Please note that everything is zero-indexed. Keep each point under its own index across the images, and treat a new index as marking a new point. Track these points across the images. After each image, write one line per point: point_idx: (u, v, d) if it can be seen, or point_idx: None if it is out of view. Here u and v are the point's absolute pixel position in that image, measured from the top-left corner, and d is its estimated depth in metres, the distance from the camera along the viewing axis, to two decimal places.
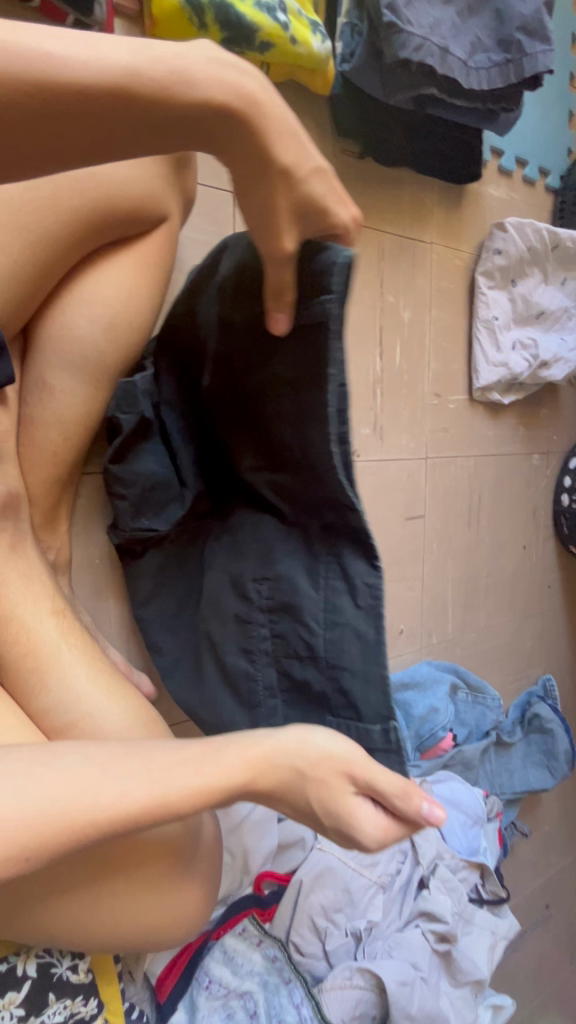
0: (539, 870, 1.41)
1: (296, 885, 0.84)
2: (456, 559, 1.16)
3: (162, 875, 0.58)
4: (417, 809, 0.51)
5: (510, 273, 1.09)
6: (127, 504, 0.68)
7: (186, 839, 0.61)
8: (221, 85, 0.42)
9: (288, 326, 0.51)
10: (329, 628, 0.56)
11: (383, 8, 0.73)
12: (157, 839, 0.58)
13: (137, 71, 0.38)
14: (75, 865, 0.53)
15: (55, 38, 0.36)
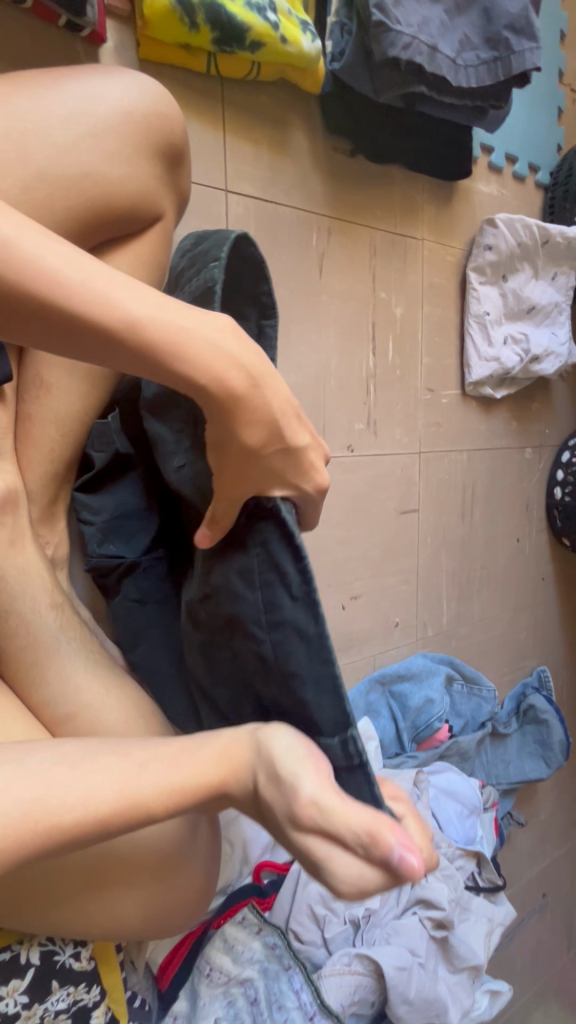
0: (535, 859, 1.43)
1: (295, 875, 0.85)
2: (450, 552, 1.17)
3: (162, 862, 0.59)
4: (386, 854, 0.42)
5: (501, 268, 1.10)
6: (93, 530, 0.70)
7: (185, 829, 0.62)
8: (210, 371, 0.43)
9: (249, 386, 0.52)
10: (266, 633, 0.49)
11: (372, 8, 0.74)
12: (157, 827, 0.59)
13: (137, 326, 0.41)
14: (78, 852, 0.54)
15: (76, 260, 0.40)
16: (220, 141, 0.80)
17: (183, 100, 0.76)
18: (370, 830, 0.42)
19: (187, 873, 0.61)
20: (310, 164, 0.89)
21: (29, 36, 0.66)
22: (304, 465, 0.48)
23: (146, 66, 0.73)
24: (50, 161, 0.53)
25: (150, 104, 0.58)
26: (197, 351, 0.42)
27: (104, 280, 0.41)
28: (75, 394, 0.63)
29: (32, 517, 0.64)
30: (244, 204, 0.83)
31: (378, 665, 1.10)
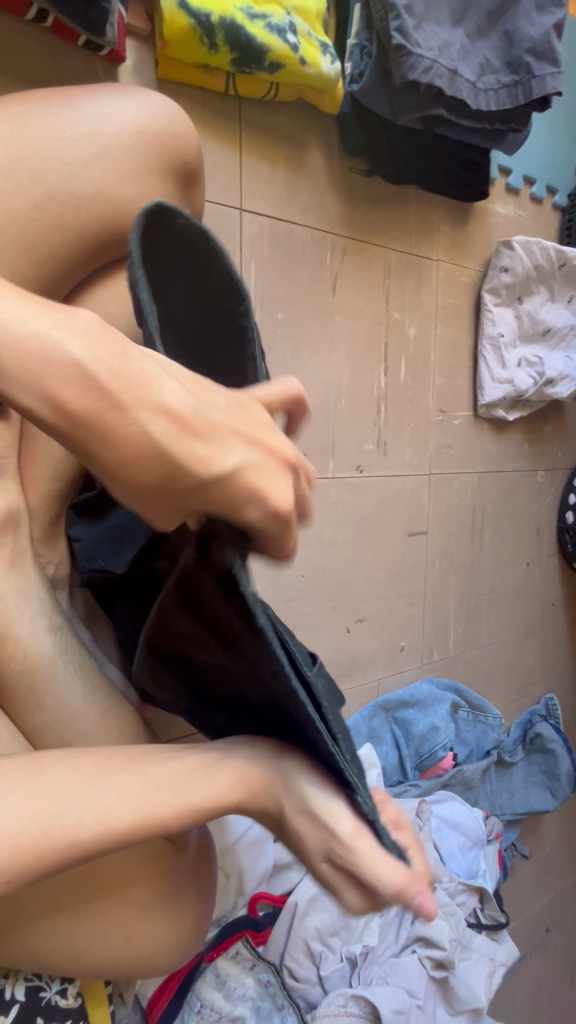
0: (539, 892, 1.39)
1: (291, 907, 0.83)
2: (458, 575, 1.15)
3: (153, 901, 0.57)
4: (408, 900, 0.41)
5: (516, 290, 1.09)
6: (83, 545, 0.67)
7: (182, 866, 0.61)
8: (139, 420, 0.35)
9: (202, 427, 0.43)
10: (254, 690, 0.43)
11: (392, 32, 0.73)
12: (150, 865, 0.57)
13: (57, 366, 0.34)
14: (68, 887, 0.53)
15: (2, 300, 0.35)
16: (236, 159, 0.80)
17: (200, 119, 0.76)
18: (395, 884, 0.41)
19: (182, 912, 0.60)
20: (326, 184, 0.88)
21: (47, 54, 0.66)
22: (272, 493, 0.40)
23: (164, 84, 0.73)
24: (63, 180, 0.53)
25: (165, 124, 0.58)
26: (122, 393, 0.35)
27: (27, 318, 0.35)
28: None
29: (33, 536, 0.62)
30: (258, 222, 0.82)
31: (382, 690, 1.08)
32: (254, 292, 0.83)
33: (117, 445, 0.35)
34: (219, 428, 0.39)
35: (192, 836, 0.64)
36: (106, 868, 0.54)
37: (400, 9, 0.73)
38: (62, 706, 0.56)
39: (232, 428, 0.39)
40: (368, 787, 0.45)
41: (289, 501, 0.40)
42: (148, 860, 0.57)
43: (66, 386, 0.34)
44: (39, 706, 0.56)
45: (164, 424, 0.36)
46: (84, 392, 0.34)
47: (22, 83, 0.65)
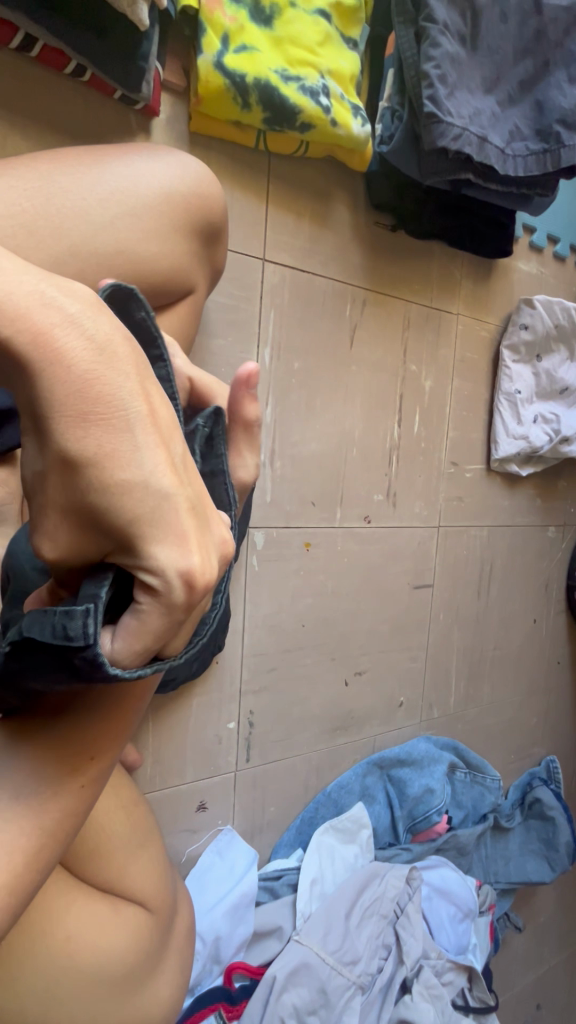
0: (531, 965, 1.32)
1: (268, 981, 0.79)
2: (462, 629, 1.12)
3: (127, 978, 0.54)
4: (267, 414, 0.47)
5: (535, 348, 1.09)
6: None
7: (156, 934, 0.59)
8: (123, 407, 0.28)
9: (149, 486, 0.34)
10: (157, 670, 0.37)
11: (424, 99, 0.74)
12: (127, 935, 0.55)
13: (45, 330, 0.28)
14: (30, 965, 0.48)
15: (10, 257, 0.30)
16: (262, 211, 0.80)
17: (228, 172, 0.77)
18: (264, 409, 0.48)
19: (155, 986, 0.57)
20: (350, 237, 0.88)
21: (83, 106, 0.67)
22: (194, 551, 0.28)
23: (196, 138, 0.74)
24: (86, 238, 0.53)
25: (193, 185, 0.59)
26: (112, 378, 0.28)
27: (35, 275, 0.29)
28: None
29: None
30: (280, 273, 0.83)
31: (377, 746, 1.04)
32: (271, 340, 0.83)
33: (61, 422, 0.28)
34: (163, 463, 0.29)
35: (167, 901, 0.64)
36: (82, 941, 0.51)
37: (433, 78, 0.73)
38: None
39: (180, 477, 0.29)
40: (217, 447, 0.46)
41: (208, 576, 0.29)
42: (126, 927, 0.56)
43: (31, 328, 0.28)
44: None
45: (135, 427, 0.28)
46: (54, 346, 0.28)
47: (56, 133, 0.66)
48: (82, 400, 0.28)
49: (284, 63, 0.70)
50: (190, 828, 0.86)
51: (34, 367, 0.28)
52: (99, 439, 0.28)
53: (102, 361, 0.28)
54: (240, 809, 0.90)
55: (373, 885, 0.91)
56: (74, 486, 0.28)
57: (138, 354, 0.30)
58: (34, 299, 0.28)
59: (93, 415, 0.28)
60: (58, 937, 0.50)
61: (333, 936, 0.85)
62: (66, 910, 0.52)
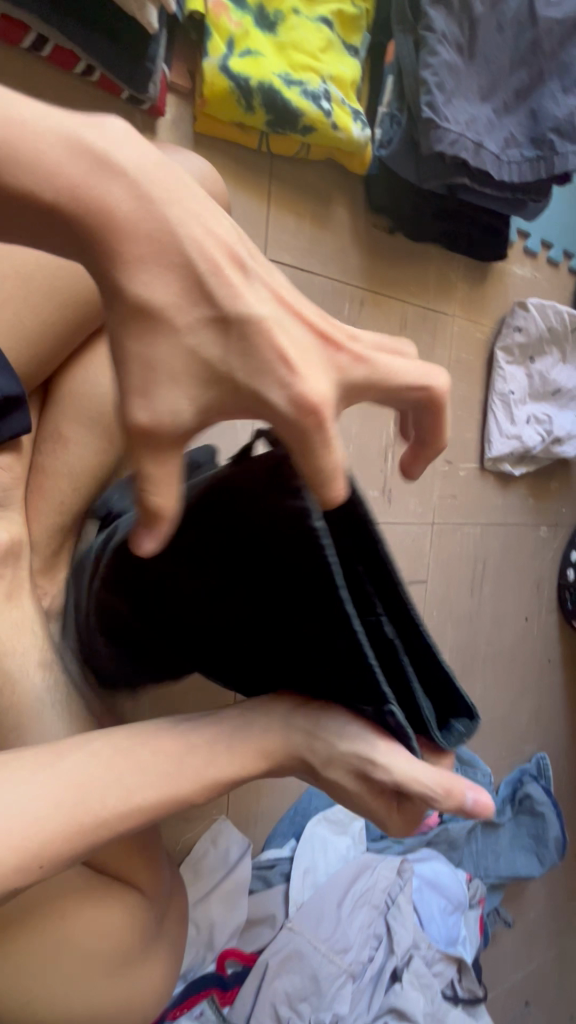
0: (520, 961, 1.33)
1: (261, 967, 0.81)
2: (455, 626, 1.14)
3: (121, 957, 0.55)
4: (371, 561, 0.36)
5: (529, 350, 1.11)
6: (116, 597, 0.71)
7: (151, 917, 0.60)
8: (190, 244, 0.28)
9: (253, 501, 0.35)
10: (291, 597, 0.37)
11: (422, 105, 0.76)
12: (122, 914, 0.56)
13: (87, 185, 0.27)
14: (31, 926, 0.50)
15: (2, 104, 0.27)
16: (264, 211, 0.82)
17: (231, 172, 0.79)
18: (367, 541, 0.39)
19: (147, 969, 0.58)
20: (349, 238, 0.91)
21: (91, 105, 0.69)
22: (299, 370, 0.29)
23: (200, 139, 0.76)
24: None
25: (197, 183, 0.61)
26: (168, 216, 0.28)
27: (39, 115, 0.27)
28: (89, 446, 0.63)
29: (33, 566, 0.64)
30: (281, 271, 0.85)
31: None
32: None
33: (128, 276, 0.28)
34: (248, 289, 0.29)
35: (162, 883, 0.64)
36: (78, 915, 0.53)
37: (431, 86, 0.76)
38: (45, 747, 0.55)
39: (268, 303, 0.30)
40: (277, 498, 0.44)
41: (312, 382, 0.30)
42: (121, 907, 0.56)
43: (76, 187, 0.27)
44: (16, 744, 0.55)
45: (206, 260, 0.28)
46: (97, 199, 0.27)
47: None
48: (147, 260, 0.28)
49: (288, 68, 0.73)
50: (185, 817, 0.87)
51: (93, 231, 0.27)
52: (176, 284, 0.28)
53: (146, 208, 0.28)
54: (234, 798, 0.92)
55: (364, 876, 0.92)
56: (159, 342, 0.29)
57: (173, 176, 0.29)
58: (52, 149, 0.26)
59: (156, 272, 0.28)
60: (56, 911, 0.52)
61: (324, 925, 0.86)
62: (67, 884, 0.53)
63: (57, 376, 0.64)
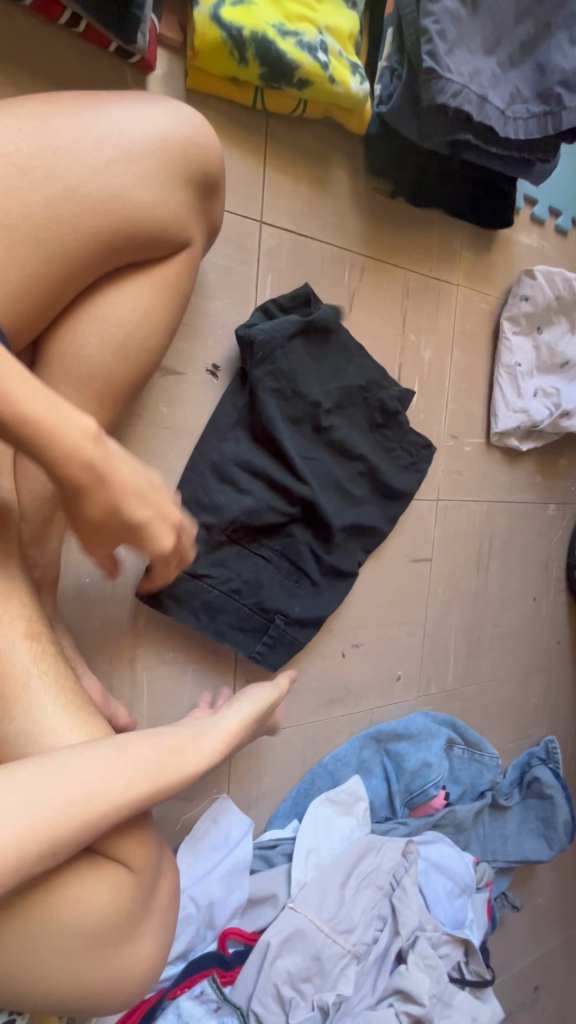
0: (529, 945, 1.32)
1: (262, 947, 0.79)
2: (461, 605, 1.12)
3: (107, 932, 0.53)
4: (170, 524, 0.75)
5: (536, 320, 1.08)
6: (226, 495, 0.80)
7: (138, 895, 0.56)
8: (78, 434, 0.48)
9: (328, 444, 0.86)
10: None
11: (423, 55, 0.73)
12: (107, 888, 0.53)
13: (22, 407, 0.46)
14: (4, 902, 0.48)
15: None
16: (260, 173, 0.79)
17: (225, 130, 0.76)
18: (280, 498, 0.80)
19: (137, 946, 0.55)
20: (349, 203, 0.88)
21: (79, 58, 0.66)
22: None
23: (193, 95, 0.73)
24: (75, 178, 0.53)
25: (187, 132, 0.59)
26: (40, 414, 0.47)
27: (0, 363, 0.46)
28: (81, 410, 0.62)
29: (23, 537, 0.62)
30: (278, 237, 0.82)
31: (375, 721, 1.04)
32: None
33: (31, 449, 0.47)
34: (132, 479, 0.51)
35: (154, 861, 0.60)
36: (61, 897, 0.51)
37: (432, 34, 0.72)
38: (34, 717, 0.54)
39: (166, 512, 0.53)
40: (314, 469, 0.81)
41: None
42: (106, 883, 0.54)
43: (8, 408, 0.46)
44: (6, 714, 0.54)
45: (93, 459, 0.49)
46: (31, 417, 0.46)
47: (53, 86, 0.65)
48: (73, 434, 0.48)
49: (282, 17, 0.70)
50: (185, 797, 0.85)
51: None
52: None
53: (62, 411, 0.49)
54: (236, 778, 0.90)
55: (369, 856, 0.91)
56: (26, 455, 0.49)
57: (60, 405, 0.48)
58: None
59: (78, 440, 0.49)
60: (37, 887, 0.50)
61: (328, 905, 0.85)
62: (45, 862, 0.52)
63: (44, 341, 0.62)
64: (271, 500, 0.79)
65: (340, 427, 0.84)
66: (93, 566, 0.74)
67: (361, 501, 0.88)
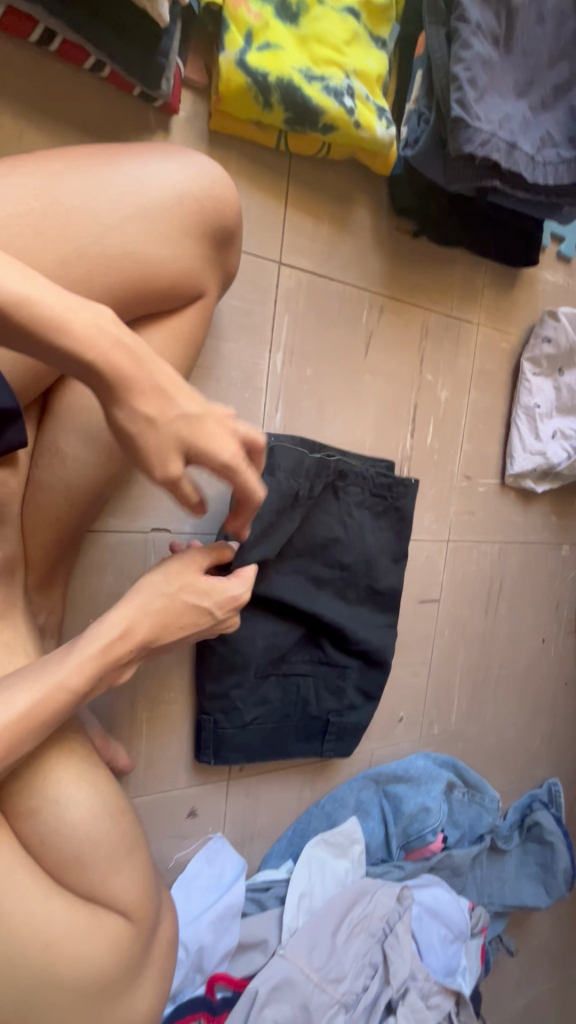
0: (522, 987, 1.30)
1: (250, 994, 0.78)
2: (468, 646, 1.10)
3: (102, 992, 0.50)
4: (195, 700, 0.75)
5: (557, 362, 1.05)
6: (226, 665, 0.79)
7: (139, 946, 0.55)
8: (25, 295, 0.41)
9: (327, 530, 0.82)
10: (352, 530, 0.83)
11: (452, 102, 0.71)
12: (104, 945, 0.51)
13: None
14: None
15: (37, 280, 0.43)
16: (280, 213, 0.78)
17: (246, 171, 0.75)
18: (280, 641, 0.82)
19: (132, 1001, 0.53)
20: (370, 242, 0.86)
21: (103, 102, 0.66)
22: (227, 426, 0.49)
23: (215, 137, 0.72)
24: (94, 238, 0.53)
25: (207, 189, 0.59)
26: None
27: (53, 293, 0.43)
28: (91, 456, 0.61)
29: (27, 583, 0.61)
30: (296, 277, 0.81)
31: (375, 760, 1.03)
32: (284, 345, 0.81)
33: None
34: None
35: (152, 910, 0.58)
36: (62, 947, 0.48)
37: (462, 80, 0.70)
38: (36, 772, 0.53)
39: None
40: (304, 580, 0.82)
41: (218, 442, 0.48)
42: (105, 941, 0.51)
43: None
44: (10, 779, 0.52)
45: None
46: None
47: (76, 129, 0.65)
48: (17, 298, 0.41)
49: (309, 62, 0.68)
50: (179, 834, 0.85)
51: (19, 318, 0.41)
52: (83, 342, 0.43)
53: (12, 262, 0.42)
54: (231, 817, 0.89)
55: (362, 902, 0.90)
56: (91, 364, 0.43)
57: None
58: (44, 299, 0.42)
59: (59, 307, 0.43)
60: (37, 945, 0.47)
61: (318, 953, 0.84)
62: (48, 913, 0.49)
63: (57, 387, 0.62)
64: (263, 635, 0.80)
65: (331, 513, 0.82)
66: (97, 609, 0.74)
67: (364, 568, 0.86)
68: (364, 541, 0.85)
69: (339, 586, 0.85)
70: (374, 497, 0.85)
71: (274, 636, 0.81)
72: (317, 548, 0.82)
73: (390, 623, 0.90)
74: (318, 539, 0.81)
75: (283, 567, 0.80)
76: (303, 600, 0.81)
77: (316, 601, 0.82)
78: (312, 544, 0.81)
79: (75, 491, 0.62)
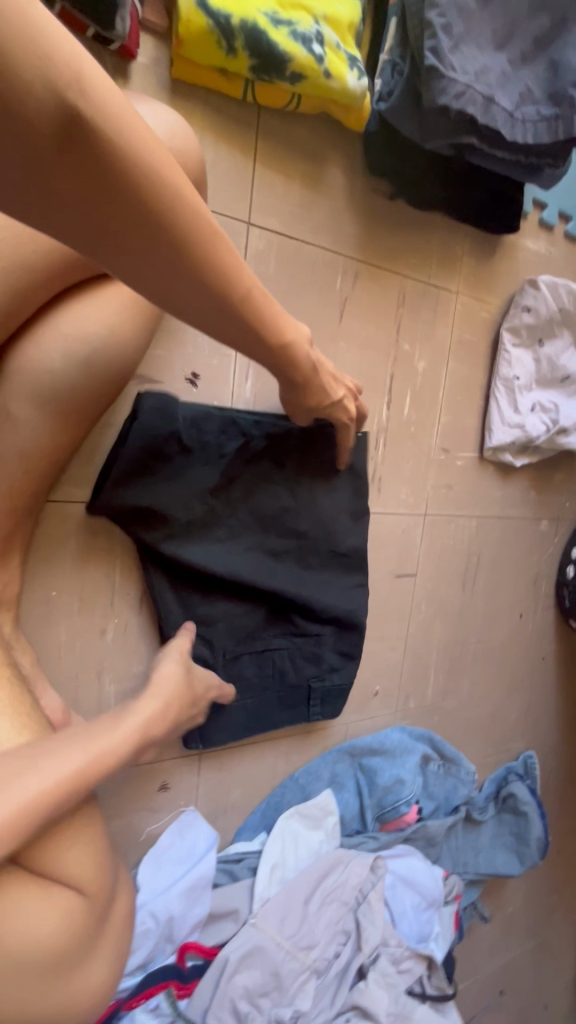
0: (496, 952, 1.33)
1: (220, 962, 0.78)
2: (445, 621, 1.10)
3: (55, 961, 0.50)
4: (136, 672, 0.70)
5: (537, 332, 1.04)
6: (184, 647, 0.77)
7: (94, 915, 0.54)
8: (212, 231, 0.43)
9: (282, 496, 0.80)
10: (301, 496, 0.81)
11: (425, 51, 0.68)
12: (57, 918, 0.50)
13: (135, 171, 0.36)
14: None
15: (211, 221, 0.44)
16: (249, 170, 0.75)
17: (211, 124, 0.71)
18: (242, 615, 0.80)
19: (88, 971, 0.53)
20: (344, 204, 0.83)
21: None
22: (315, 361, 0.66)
23: (178, 87, 0.69)
24: None
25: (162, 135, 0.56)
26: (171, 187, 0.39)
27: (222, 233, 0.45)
28: (47, 420, 0.59)
29: None
30: (266, 238, 0.78)
31: (350, 734, 1.03)
32: None
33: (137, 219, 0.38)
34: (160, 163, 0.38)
35: (108, 883, 0.57)
36: (10, 924, 0.47)
37: (436, 28, 0.68)
38: None
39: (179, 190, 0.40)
40: (262, 553, 0.80)
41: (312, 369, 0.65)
42: (57, 914, 0.50)
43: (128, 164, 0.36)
44: None
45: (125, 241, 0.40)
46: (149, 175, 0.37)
47: None
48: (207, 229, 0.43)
49: (276, 4, 0.65)
50: (150, 807, 0.85)
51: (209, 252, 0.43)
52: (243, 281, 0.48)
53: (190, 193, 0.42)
54: (204, 790, 0.89)
55: (336, 872, 0.90)
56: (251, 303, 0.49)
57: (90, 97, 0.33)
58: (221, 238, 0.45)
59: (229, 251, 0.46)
60: None
61: (290, 921, 0.84)
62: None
63: (7, 351, 0.59)
64: (224, 609, 0.79)
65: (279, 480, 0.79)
66: (59, 581, 0.72)
67: (320, 533, 0.83)
68: (317, 504, 0.82)
69: (298, 555, 0.83)
70: (326, 459, 0.83)
71: (233, 610, 0.79)
72: (267, 518, 0.79)
73: (357, 585, 0.89)
74: (270, 507, 0.79)
75: (238, 541, 0.78)
76: (271, 572, 0.80)
77: (277, 569, 0.80)
78: (264, 515, 0.79)
79: (31, 457, 0.60)
